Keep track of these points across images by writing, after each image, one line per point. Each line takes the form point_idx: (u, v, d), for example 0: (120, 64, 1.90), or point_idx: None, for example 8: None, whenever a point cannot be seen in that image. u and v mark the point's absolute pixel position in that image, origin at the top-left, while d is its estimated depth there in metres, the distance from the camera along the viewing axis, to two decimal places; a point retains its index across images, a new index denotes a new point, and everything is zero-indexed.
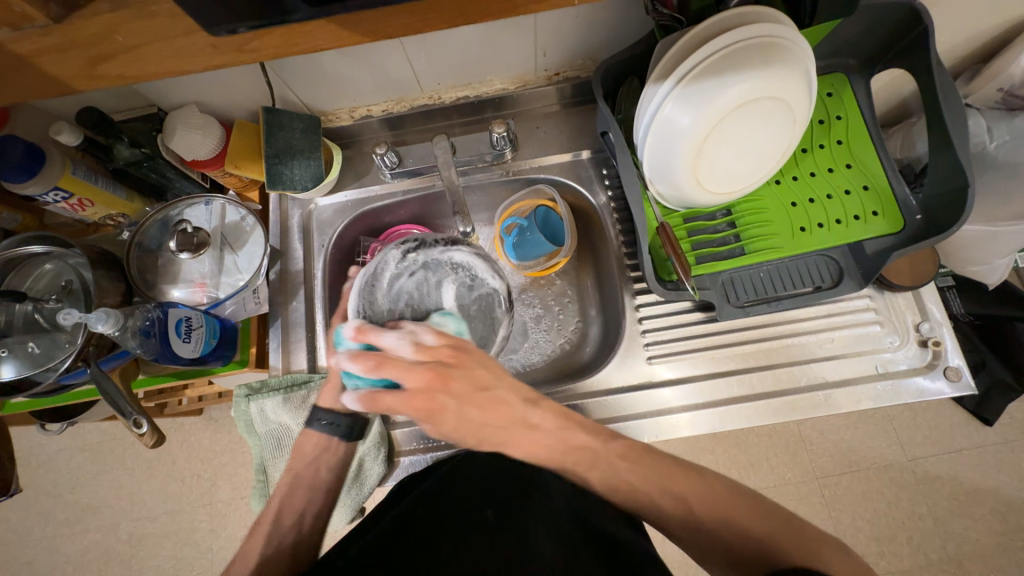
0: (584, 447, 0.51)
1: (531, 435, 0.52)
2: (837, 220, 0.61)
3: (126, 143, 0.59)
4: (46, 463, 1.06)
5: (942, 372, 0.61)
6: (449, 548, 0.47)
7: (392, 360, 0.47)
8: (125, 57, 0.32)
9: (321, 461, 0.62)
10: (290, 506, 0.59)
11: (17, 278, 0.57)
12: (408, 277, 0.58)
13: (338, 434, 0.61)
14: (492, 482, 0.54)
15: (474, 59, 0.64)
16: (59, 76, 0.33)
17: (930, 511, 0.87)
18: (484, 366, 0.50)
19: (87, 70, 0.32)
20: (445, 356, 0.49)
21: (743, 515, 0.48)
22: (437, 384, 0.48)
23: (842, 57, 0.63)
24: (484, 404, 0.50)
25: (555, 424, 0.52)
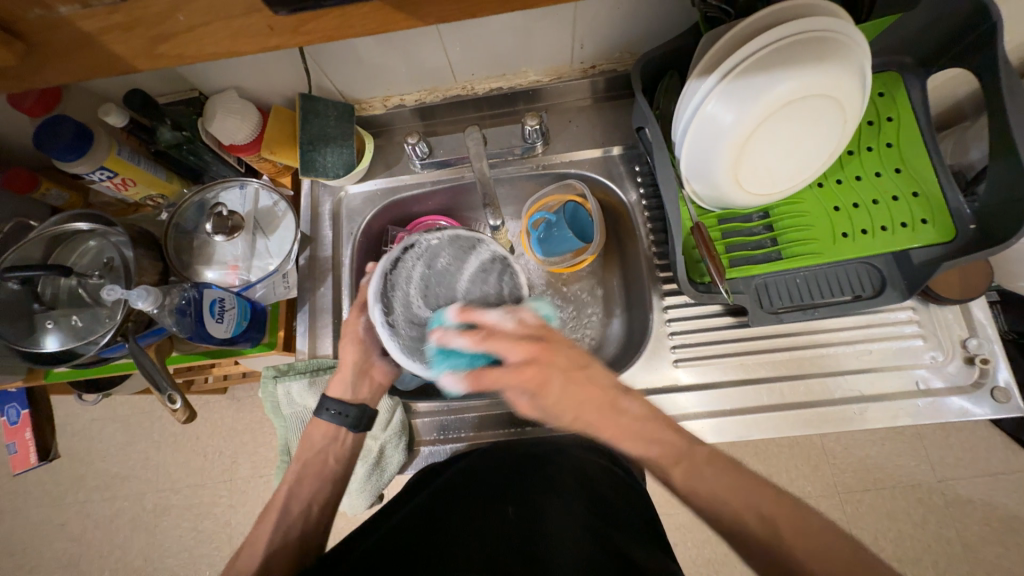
0: (673, 446, 0.46)
1: (630, 424, 0.46)
2: (883, 227, 0.58)
3: (169, 126, 0.61)
4: (81, 431, 1.11)
5: (988, 392, 0.58)
6: (462, 548, 0.46)
7: (495, 333, 0.46)
8: (184, 37, 0.32)
9: (330, 451, 0.59)
10: (298, 494, 0.57)
11: (63, 254, 0.60)
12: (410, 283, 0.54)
13: (344, 425, 0.58)
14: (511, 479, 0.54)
15: (510, 49, 0.64)
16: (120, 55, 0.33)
17: (960, 534, 0.83)
18: (576, 347, 0.48)
19: (147, 49, 0.33)
20: (544, 335, 0.48)
21: (799, 520, 0.41)
22: (542, 356, 0.46)
23: (896, 55, 0.60)
24: (579, 384, 0.46)
25: (645, 420, 0.47)
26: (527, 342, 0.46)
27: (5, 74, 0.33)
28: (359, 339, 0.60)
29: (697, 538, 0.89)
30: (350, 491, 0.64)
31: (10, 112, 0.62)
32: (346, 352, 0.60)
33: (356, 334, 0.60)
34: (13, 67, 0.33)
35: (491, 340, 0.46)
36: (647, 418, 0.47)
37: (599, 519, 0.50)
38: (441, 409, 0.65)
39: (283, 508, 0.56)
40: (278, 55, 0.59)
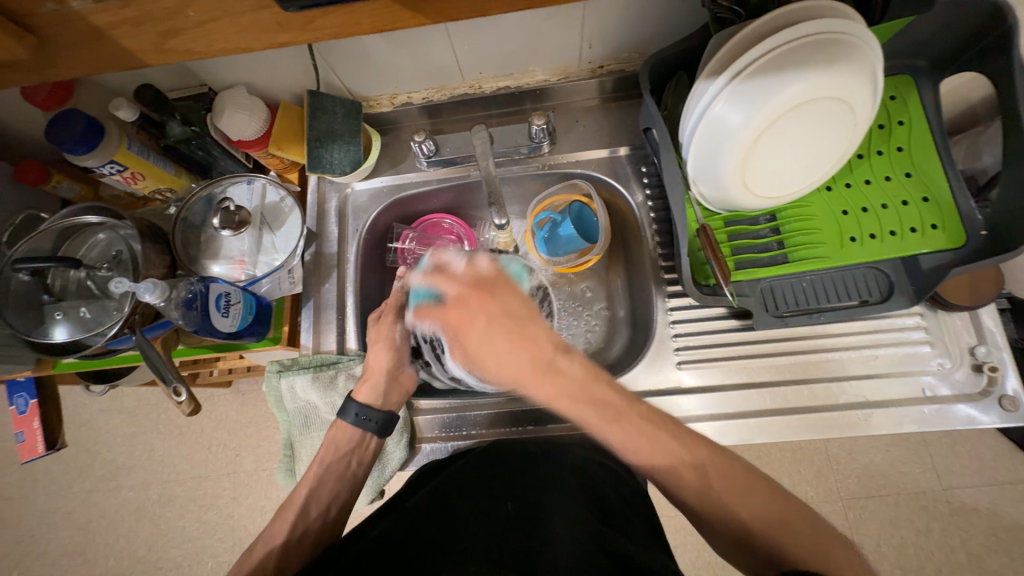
0: (607, 403, 0.44)
1: (558, 382, 0.43)
2: (892, 232, 0.57)
3: (179, 121, 0.62)
4: (87, 421, 1.12)
5: (996, 401, 0.57)
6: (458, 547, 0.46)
7: (440, 272, 0.49)
8: (192, 31, 0.32)
9: (353, 455, 0.60)
10: (318, 497, 0.58)
11: (72, 246, 0.60)
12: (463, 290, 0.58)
13: (369, 430, 0.59)
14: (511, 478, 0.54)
15: (519, 48, 0.63)
16: (131, 49, 0.34)
17: (964, 544, 0.82)
18: (521, 301, 0.46)
19: (157, 43, 0.33)
20: (486, 281, 0.47)
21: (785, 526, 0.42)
22: (472, 299, 0.46)
23: (910, 58, 0.59)
24: (512, 337, 0.44)
25: (582, 373, 0.44)
26: (463, 283, 0.47)
27: (18, 65, 0.34)
28: (393, 345, 0.62)
29: (698, 541, 0.89)
30: None
31: (23, 104, 0.63)
32: (378, 358, 0.61)
33: (390, 341, 0.62)
34: (26, 60, 0.33)
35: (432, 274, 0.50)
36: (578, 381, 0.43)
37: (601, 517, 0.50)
38: (443, 405, 0.65)
39: (300, 508, 0.57)
40: (287, 51, 0.60)
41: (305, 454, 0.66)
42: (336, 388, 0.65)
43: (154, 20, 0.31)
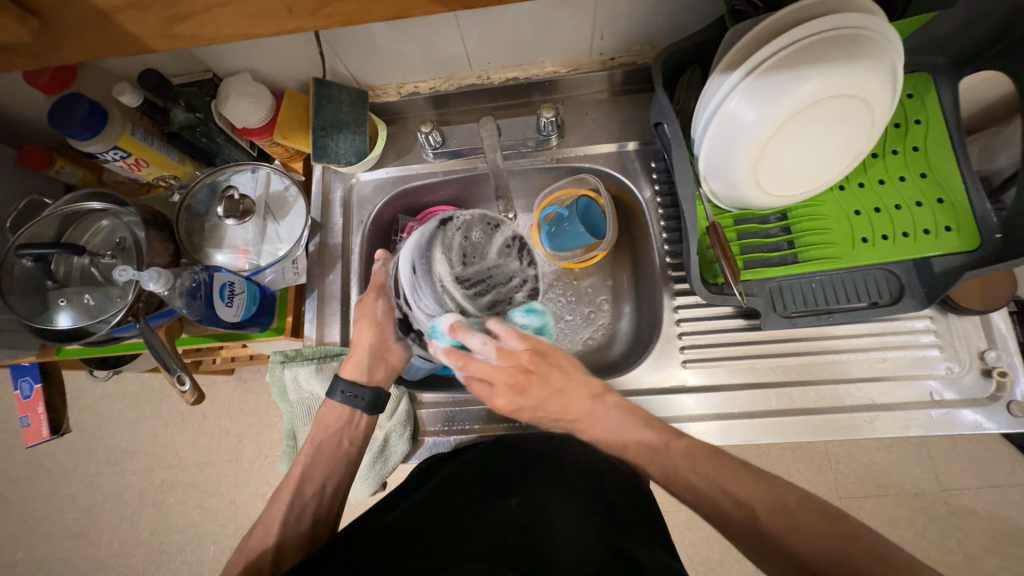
0: (648, 442, 0.49)
1: (600, 424, 0.51)
2: (905, 233, 0.57)
3: (183, 108, 0.62)
4: (91, 406, 1.13)
5: (1004, 406, 0.57)
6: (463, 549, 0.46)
7: (476, 360, 0.47)
8: (200, 17, 0.32)
9: (344, 433, 0.60)
10: (311, 478, 0.58)
11: (76, 232, 0.60)
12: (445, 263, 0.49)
13: (358, 408, 0.59)
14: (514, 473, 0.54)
15: (529, 38, 0.62)
16: (137, 33, 0.33)
17: (962, 545, 0.82)
18: (564, 373, 0.50)
19: (163, 28, 0.32)
20: (529, 364, 0.48)
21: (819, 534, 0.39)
22: (519, 388, 0.48)
23: (930, 55, 0.58)
24: (556, 406, 0.50)
25: (617, 418, 0.50)
26: (512, 374, 0.48)
27: (21, 49, 0.33)
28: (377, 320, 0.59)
29: (696, 536, 0.90)
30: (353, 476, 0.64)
31: (25, 88, 0.62)
32: (361, 335, 0.59)
33: (372, 318, 0.59)
34: (29, 43, 0.32)
35: (467, 358, 0.48)
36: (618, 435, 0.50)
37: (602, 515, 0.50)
38: (446, 399, 0.65)
39: (296, 489, 0.57)
40: (293, 37, 0.58)
41: None
42: None
43: (161, 5, 0.31)
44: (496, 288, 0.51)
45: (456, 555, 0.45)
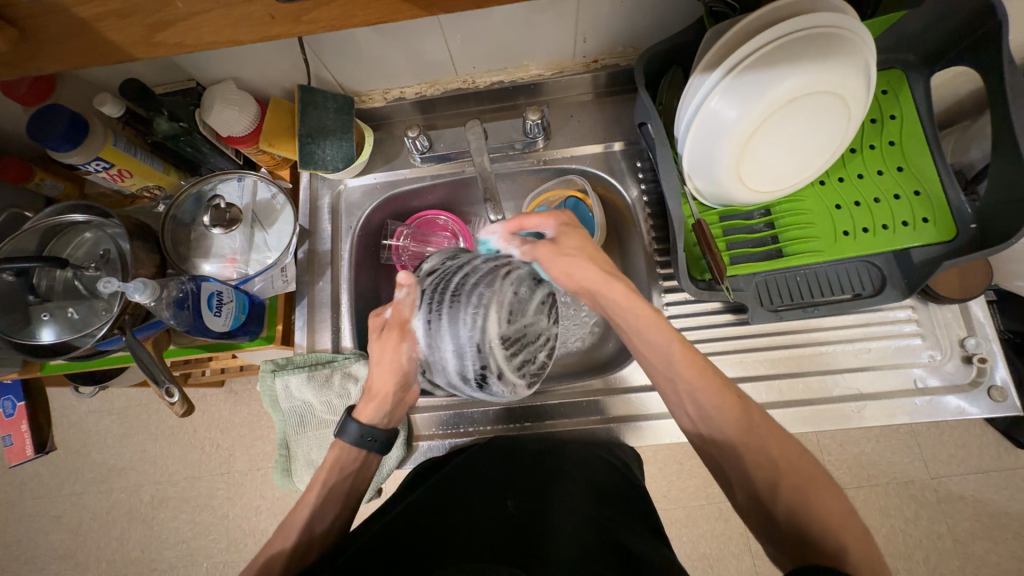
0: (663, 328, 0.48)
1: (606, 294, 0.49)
2: (884, 226, 0.58)
3: (166, 117, 0.60)
4: (77, 423, 1.11)
5: (985, 391, 0.58)
6: (458, 532, 0.46)
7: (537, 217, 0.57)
8: (182, 24, 0.32)
9: (358, 472, 0.57)
10: (321, 520, 0.53)
11: (58, 245, 0.59)
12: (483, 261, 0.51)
13: (373, 450, 0.56)
14: (506, 461, 0.56)
15: (513, 41, 0.63)
16: (118, 41, 0.33)
17: (951, 530, 0.84)
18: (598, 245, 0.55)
19: (145, 35, 0.32)
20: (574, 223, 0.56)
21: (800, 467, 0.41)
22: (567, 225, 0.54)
23: (902, 53, 0.59)
24: (580, 262, 0.50)
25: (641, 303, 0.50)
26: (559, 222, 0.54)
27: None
28: (404, 373, 0.54)
29: (693, 532, 0.90)
30: None
31: (4, 100, 0.61)
32: (384, 382, 0.55)
33: (398, 368, 0.54)
34: (8, 53, 0.32)
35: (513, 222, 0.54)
36: (628, 300, 0.48)
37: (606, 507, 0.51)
38: (441, 404, 0.65)
39: (303, 530, 0.51)
40: (276, 43, 0.58)
41: (302, 453, 0.65)
42: (331, 387, 0.64)
43: (143, 12, 0.31)
44: (535, 346, 0.50)
45: (455, 547, 0.44)
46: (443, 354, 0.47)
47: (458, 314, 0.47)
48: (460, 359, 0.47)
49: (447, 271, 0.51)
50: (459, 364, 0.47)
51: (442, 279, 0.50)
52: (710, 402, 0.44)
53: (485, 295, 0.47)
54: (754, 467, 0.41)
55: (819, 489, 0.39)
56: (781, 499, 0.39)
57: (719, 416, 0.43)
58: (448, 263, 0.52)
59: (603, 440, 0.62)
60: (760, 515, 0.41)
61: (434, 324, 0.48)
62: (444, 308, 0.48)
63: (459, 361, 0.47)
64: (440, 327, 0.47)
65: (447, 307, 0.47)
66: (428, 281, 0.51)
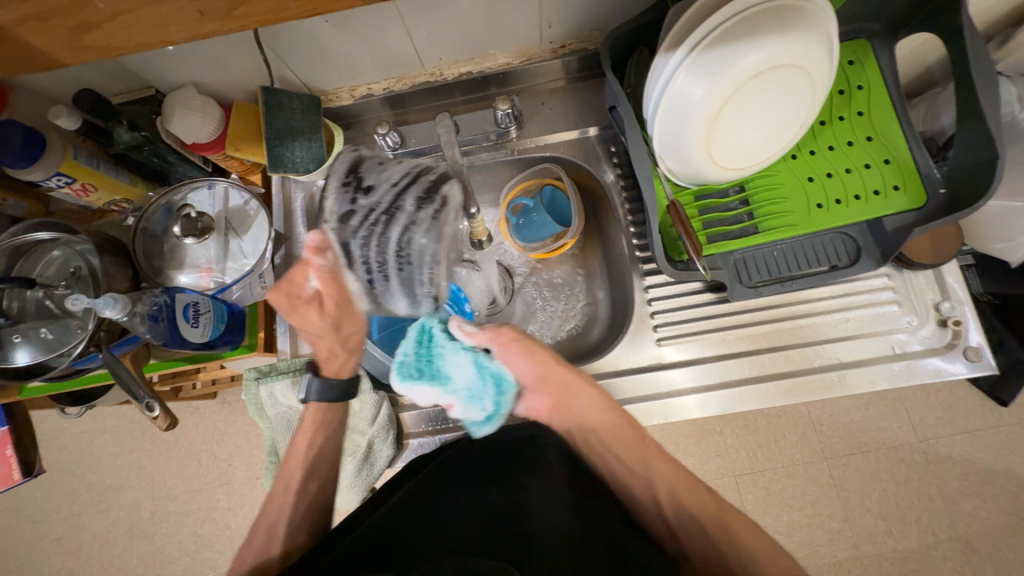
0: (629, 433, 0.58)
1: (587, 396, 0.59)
2: (856, 196, 0.58)
3: (126, 127, 0.59)
4: (69, 445, 1.09)
5: (961, 352, 0.60)
6: (441, 529, 0.47)
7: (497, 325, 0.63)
8: (105, 26, 0.31)
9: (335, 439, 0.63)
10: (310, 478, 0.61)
11: (26, 266, 0.57)
12: (404, 202, 0.60)
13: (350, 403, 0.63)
14: (484, 468, 0.54)
15: (477, 31, 0.62)
16: (41, 46, 0.32)
17: (941, 491, 0.85)
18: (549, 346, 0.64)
19: (68, 40, 0.31)
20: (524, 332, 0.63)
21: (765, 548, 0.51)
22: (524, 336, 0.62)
23: (866, 22, 0.59)
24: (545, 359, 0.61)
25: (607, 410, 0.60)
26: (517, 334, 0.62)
27: None
28: (362, 331, 0.64)
29: None
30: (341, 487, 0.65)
31: None
32: (346, 331, 0.62)
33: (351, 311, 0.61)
34: None
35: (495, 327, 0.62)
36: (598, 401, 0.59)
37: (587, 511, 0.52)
38: None
39: (298, 490, 0.61)
40: (232, 44, 0.57)
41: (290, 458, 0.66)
42: None
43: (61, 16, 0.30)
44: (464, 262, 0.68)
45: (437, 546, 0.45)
46: (392, 300, 0.61)
47: (408, 266, 0.60)
48: (410, 294, 0.60)
49: (373, 220, 0.59)
50: (415, 306, 0.61)
51: (373, 228, 0.58)
52: (688, 505, 0.55)
53: (429, 242, 0.60)
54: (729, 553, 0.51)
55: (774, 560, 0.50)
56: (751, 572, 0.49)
57: (695, 514, 0.54)
58: (366, 206, 0.59)
59: None
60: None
61: (381, 284, 0.59)
62: (390, 268, 0.59)
63: (412, 296, 0.61)
64: (390, 284, 0.60)
65: (391, 262, 0.59)
66: (356, 234, 0.58)
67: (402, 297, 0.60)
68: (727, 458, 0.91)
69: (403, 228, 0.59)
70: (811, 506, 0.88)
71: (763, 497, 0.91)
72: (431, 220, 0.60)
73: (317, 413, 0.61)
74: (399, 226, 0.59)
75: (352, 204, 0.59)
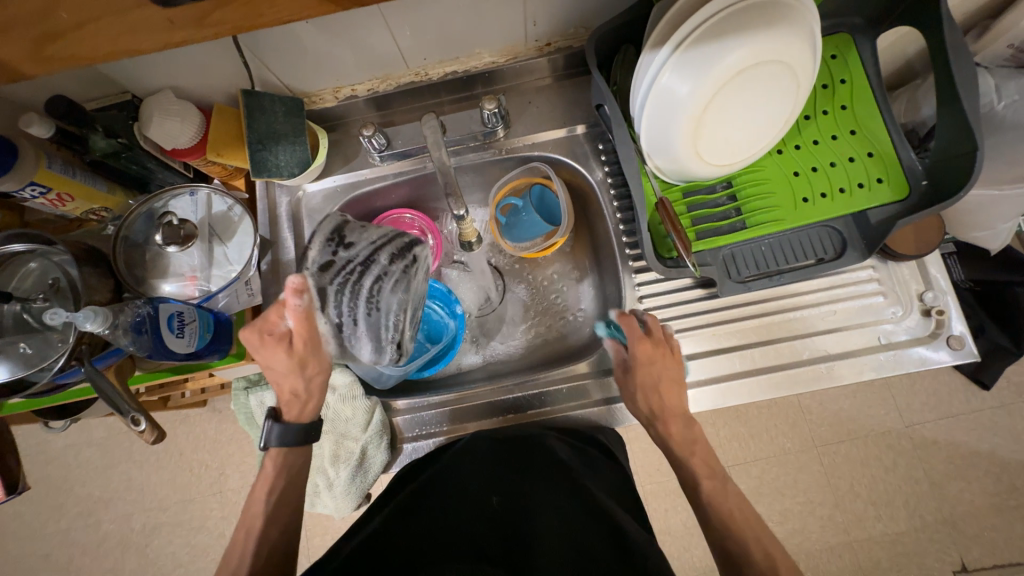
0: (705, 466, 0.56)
1: (672, 370, 0.58)
2: (841, 189, 0.59)
3: (102, 133, 0.57)
4: (55, 459, 1.07)
5: (945, 341, 0.61)
6: (442, 530, 0.48)
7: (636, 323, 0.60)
8: (73, 36, 0.30)
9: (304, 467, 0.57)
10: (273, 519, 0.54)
11: (1, 278, 0.54)
12: (381, 257, 0.54)
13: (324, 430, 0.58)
14: (482, 470, 0.55)
15: (462, 30, 0.61)
16: (4, 57, 0.31)
17: (927, 474, 0.88)
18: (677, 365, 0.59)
19: (33, 50, 0.30)
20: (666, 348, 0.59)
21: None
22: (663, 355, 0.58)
23: (847, 16, 0.60)
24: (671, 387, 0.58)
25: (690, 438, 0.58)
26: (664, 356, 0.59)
27: None
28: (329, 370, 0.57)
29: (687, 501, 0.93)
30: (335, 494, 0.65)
31: None
32: (311, 373, 0.55)
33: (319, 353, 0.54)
34: None
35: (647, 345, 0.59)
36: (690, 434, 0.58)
37: (589, 511, 0.49)
38: (422, 404, 0.65)
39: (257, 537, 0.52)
40: (210, 48, 0.55)
41: None
42: None
43: (26, 26, 0.29)
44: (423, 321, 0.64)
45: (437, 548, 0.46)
46: (359, 348, 0.55)
47: (378, 319, 0.54)
48: (377, 348, 0.55)
49: (350, 272, 0.53)
50: (380, 355, 0.55)
51: (347, 281, 0.52)
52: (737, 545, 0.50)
53: (402, 298, 0.55)
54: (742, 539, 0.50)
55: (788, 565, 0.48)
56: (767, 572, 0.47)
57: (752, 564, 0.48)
58: (342, 259, 0.53)
59: (584, 423, 0.63)
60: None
61: (349, 330, 0.53)
62: (360, 318, 0.53)
63: (379, 348, 0.55)
64: (359, 329, 0.53)
65: (364, 315, 0.53)
66: (330, 284, 0.52)
67: (368, 349, 0.54)
68: (719, 450, 0.92)
69: (380, 284, 0.53)
70: (802, 494, 0.90)
71: (756, 487, 0.92)
72: (411, 278, 0.56)
73: (279, 458, 0.55)
74: (376, 279, 0.53)
75: (326, 252, 0.53)
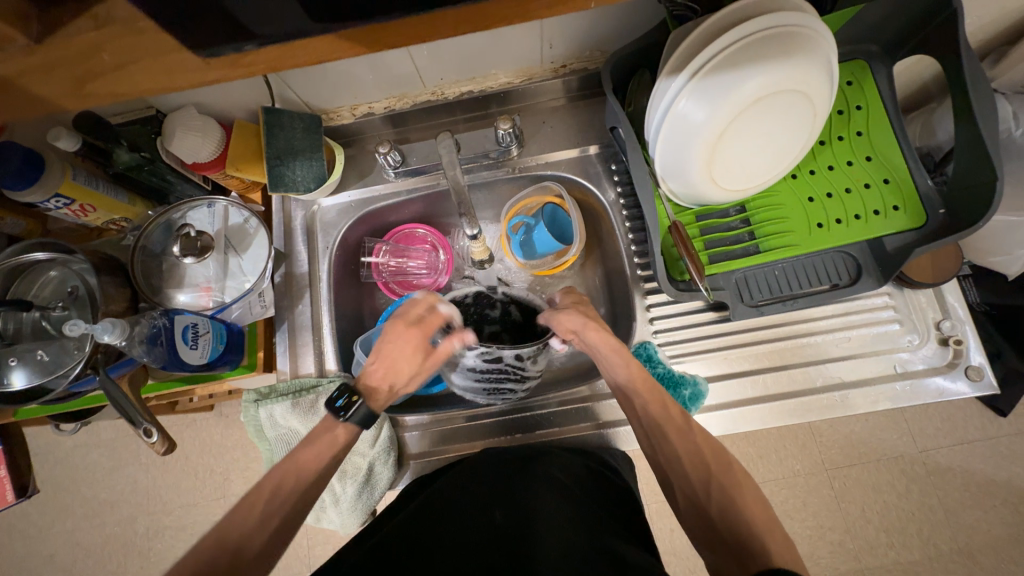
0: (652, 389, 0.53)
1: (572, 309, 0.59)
2: (857, 216, 0.59)
3: (126, 147, 0.59)
4: (62, 460, 1.07)
5: (963, 371, 0.60)
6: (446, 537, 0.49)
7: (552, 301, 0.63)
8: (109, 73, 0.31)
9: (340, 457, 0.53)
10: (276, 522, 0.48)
11: (22, 287, 0.56)
12: (531, 377, 0.61)
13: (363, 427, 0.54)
14: (479, 489, 0.54)
15: (479, 52, 0.62)
16: None
17: (941, 501, 0.85)
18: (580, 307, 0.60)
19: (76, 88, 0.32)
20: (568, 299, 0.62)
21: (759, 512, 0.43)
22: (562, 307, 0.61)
23: (863, 44, 0.60)
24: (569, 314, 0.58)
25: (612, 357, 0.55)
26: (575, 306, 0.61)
27: None
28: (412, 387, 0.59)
29: None
30: (340, 510, 0.64)
31: None
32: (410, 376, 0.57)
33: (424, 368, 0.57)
34: None
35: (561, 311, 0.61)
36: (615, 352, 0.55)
37: (591, 530, 0.47)
38: (429, 420, 0.66)
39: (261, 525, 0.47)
40: None
41: None
42: (316, 411, 0.64)
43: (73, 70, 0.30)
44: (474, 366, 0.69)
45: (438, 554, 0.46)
46: (457, 376, 0.60)
47: (488, 390, 0.61)
48: (468, 390, 0.62)
49: (513, 372, 0.58)
50: (457, 386, 0.63)
51: (506, 373, 0.58)
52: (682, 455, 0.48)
53: (506, 398, 0.63)
54: (702, 489, 0.45)
55: (765, 519, 0.43)
56: (713, 494, 0.44)
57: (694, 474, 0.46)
58: (523, 364, 0.58)
59: (592, 445, 0.63)
60: (697, 513, 0.45)
61: (472, 377, 0.58)
62: (485, 382, 0.59)
63: (463, 388, 0.62)
64: (471, 383, 0.59)
65: (486, 384, 0.59)
66: (503, 365, 0.56)
67: (460, 380, 0.60)
68: None
69: (514, 388, 0.61)
70: (811, 518, 0.88)
71: None
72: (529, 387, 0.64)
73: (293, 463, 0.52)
74: (518, 383, 0.60)
75: (536, 354, 0.58)
